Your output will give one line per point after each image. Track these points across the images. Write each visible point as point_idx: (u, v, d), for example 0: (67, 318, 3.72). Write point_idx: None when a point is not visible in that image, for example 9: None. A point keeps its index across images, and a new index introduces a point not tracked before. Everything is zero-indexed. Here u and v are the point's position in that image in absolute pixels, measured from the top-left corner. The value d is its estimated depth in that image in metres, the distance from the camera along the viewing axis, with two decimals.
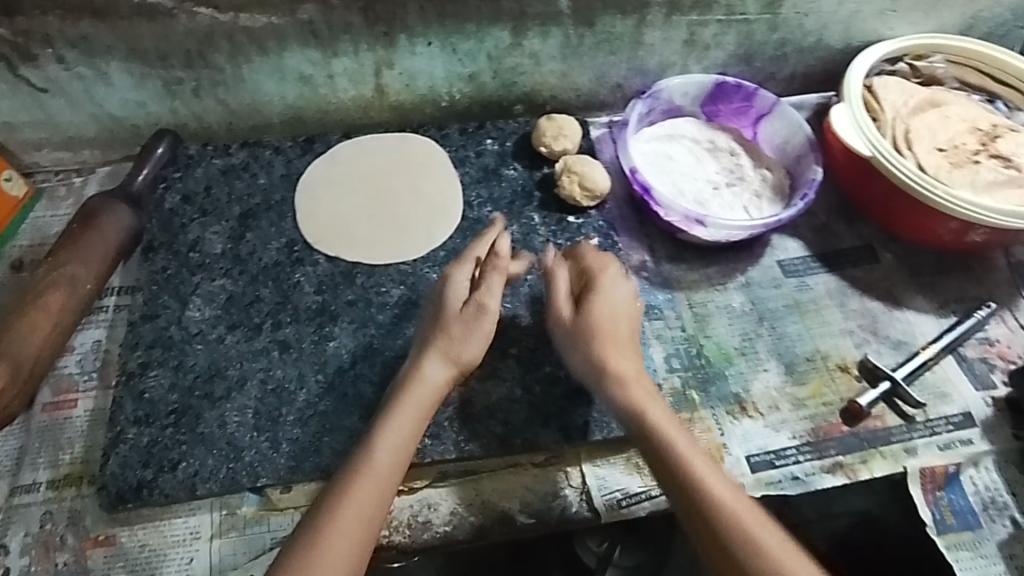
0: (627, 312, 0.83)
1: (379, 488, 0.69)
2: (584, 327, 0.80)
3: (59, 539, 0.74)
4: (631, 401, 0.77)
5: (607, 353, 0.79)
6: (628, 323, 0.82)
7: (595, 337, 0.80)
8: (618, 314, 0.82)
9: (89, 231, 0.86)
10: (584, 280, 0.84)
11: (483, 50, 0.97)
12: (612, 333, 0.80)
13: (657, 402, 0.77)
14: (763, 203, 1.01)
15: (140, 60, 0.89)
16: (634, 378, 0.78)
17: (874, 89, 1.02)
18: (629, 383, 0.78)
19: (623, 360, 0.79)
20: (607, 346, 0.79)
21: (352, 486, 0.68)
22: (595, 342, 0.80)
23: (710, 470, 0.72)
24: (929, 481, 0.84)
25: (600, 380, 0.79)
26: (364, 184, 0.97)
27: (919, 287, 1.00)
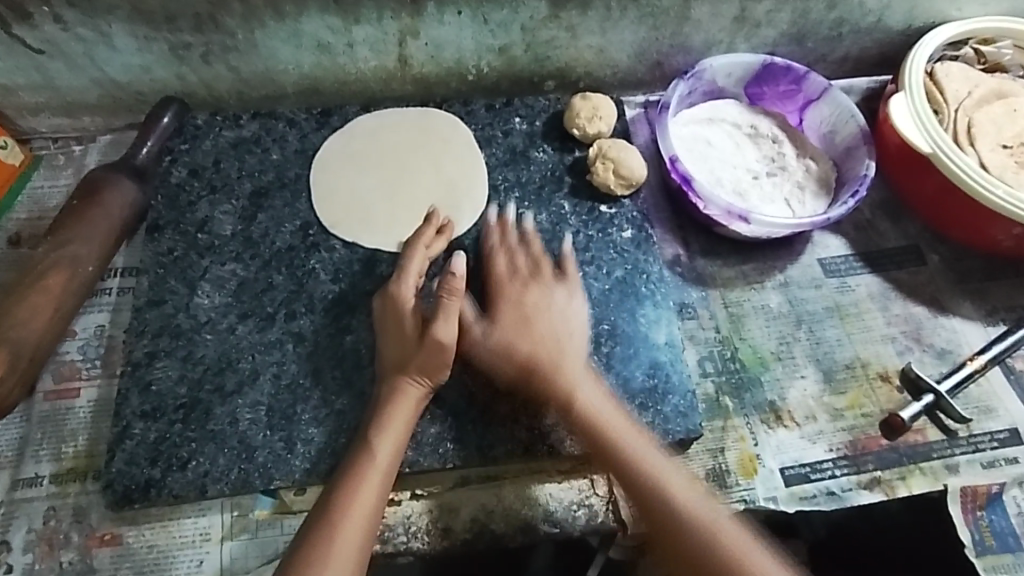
0: (563, 302, 0.81)
1: (366, 528, 0.65)
2: (506, 329, 0.78)
3: (64, 537, 0.71)
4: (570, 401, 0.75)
5: (539, 356, 0.77)
6: (562, 310, 0.80)
7: (521, 335, 0.78)
8: (551, 307, 0.80)
9: (90, 207, 0.80)
10: (513, 274, 0.82)
11: (518, 21, 0.89)
12: (543, 328, 0.78)
13: (608, 403, 0.76)
14: (807, 195, 0.95)
15: (145, 21, 0.81)
16: (576, 374, 0.77)
17: (936, 76, 0.94)
18: (564, 375, 0.76)
19: (560, 356, 0.77)
20: (545, 341, 0.78)
21: (337, 527, 0.64)
22: (522, 342, 0.78)
23: (666, 465, 0.72)
24: (969, 500, 0.81)
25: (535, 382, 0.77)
26: (365, 162, 0.90)
27: (966, 293, 0.95)
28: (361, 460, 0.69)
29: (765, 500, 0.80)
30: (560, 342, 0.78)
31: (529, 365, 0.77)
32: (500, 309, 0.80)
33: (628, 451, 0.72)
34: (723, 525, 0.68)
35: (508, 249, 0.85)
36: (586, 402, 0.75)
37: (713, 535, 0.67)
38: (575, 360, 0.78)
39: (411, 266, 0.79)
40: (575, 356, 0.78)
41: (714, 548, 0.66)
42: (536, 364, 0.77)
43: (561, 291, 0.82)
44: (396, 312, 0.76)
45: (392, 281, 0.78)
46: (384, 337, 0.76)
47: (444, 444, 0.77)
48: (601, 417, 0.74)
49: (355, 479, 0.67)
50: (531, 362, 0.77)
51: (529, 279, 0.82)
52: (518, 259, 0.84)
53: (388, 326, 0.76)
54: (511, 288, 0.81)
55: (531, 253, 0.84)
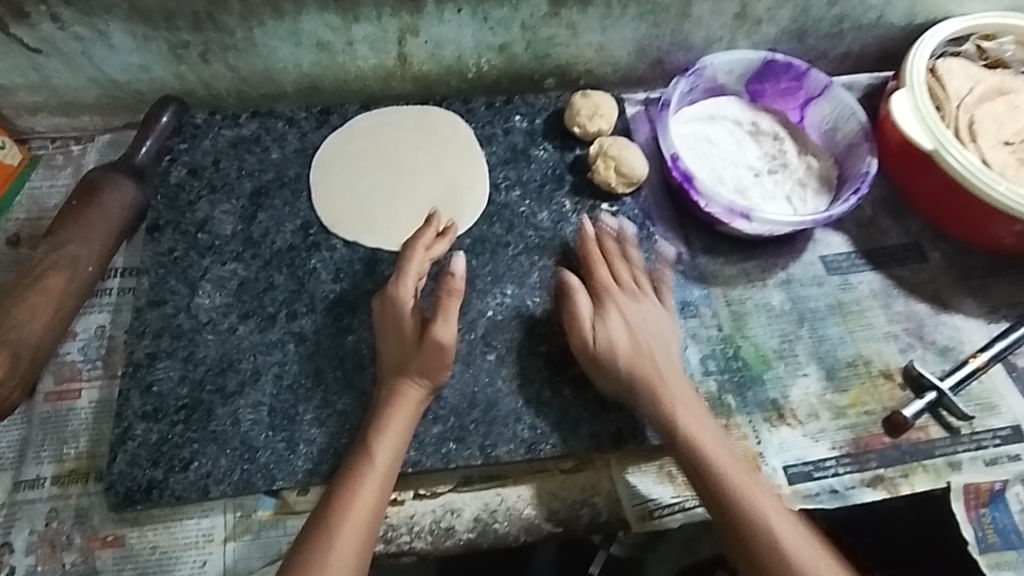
0: (662, 321, 0.81)
1: (364, 534, 0.65)
2: (615, 332, 0.78)
3: (66, 539, 0.71)
4: (667, 409, 0.74)
5: (642, 364, 0.76)
6: (659, 323, 0.80)
7: (622, 342, 0.77)
8: (650, 321, 0.80)
9: (89, 207, 0.80)
10: (620, 283, 0.82)
11: (518, 19, 0.89)
12: (646, 338, 0.78)
13: (707, 423, 0.74)
14: (808, 193, 0.94)
15: (143, 20, 0.81)
16: (675, 387, 0.76)
17: (938, 73, 0.94)
18: (668, 387, 0.75)
19: (659, 367, 0.76)
20: (647, 350, 0.77)
21: (334, 534, 0.64)
22: (625, 349, 0.77)
23: (761, 490, 0.70)
24: (972, 497, 0.81)
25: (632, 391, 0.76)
26: (365, 162, 0.90)
27: (968, 290, 0.95)
28: (359, 465, 0.68)
29: None
30: (660, 356, 0.77)
31: (629, 372, 0.76)
32: (604, 315, 0.79)
33: (722, 469, 0.71)
34: (816, 566, 0.66)
35: (616, 256, 0.84)
36: (686, 414, 0.74)
37: (805, 575, 0.65)
38: (674, 375, 0.77)
39: (409, 267, 0.78)
40: (672, 370, 0.77)
41: None
42: (638, 372, 0.76)
43: (659, 307, 0.82)
44: (395, 314, 0.76)
45: (391, 283, 0.77)
46: (383, 338, 0.76)
47: (446, 444, 0.76)
48: (697, 434, 0.73)
49: (352, 484, 0.67)
50: (633, 371, 0.76)
51: (635, 290, 0.82)
52: (625, 266, 0.84)
53: (387, 327, 0.76)
54: (620, 296, 0.81)
55: (637, 263, 0.85)
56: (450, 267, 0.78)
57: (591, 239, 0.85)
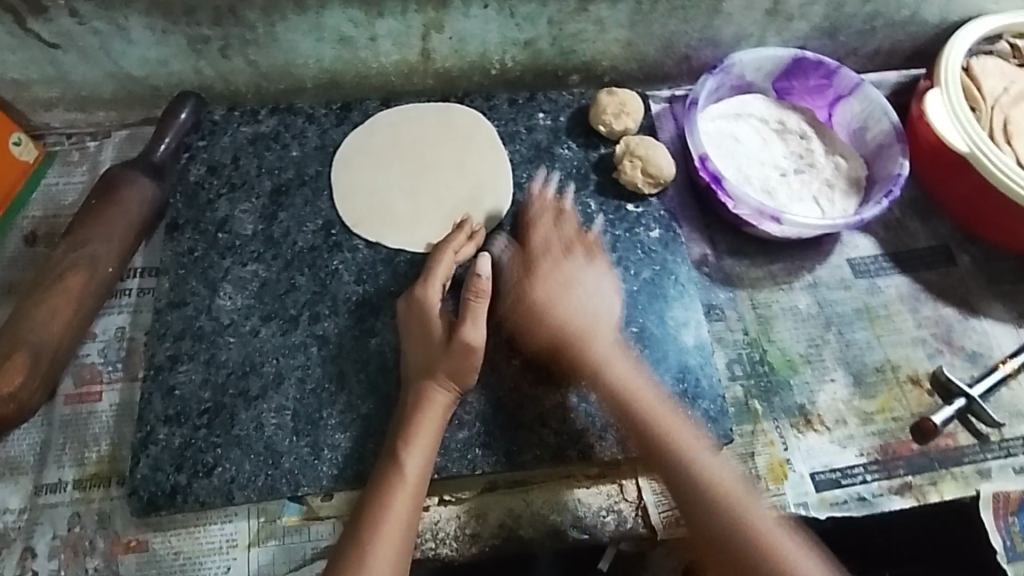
0: (594, 275, 0.81)
1: (399, 547, 0.64)
2: (546, 301, 0.79)
3: (89, 543, 0.70)
4: (594, 372, 0.76)
5: (569, 329, 0.78)
6: (592, 279, 0.81)
7: (548, 307, 0.79)
8: (581, 278, 0.81)
9: (108, 206, 0.78)
10: (551, 245, 0.83)
11: (545, 14, 0.87)
12: (578, 301, 0.79)
13: (636, 379, 0.76)
14: (837, 194, 0.92)
15: (163, 15, 0.79)
16: (598, 345, 0.77)
17: (972, 72, 0.92)
18: (593, 348, 0.77)
19: (587, 329, 0.78)
20: (570, 312, 0.79)
21: (368, 549, 0.64)
22: (562, 315, 0.79)
23: (697, 444, 0.73)
24: (1001, 506, 0.80)
25: (566, 356, 0.78)
26: (386, 159, 0.88)
27: (998, 295, 0.93)
28: (390, 477, 0.68)
29: (795, 506, 0.79)
30: (590, 319, 0.79)
31: (563, 341, 0.78)
32: (535, 279, 0.81)
33: (664, 433, 0.73)
34: (702, 511, 0.70)
35: (538, 219, 0.85)
36: (614, 377, 0.76)
37: (754, 531, 0.68)
38: (606, 338, 0.78)
39: (437, 269, 0.77)
40: (607, 330, 0.78)
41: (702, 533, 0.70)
42: (566, 338, 0.78)
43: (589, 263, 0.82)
44: (421, 317, 0.74)
45: (418, 285, 0.76)
46: (408, 342, 0.75)
47: (473, 450, 0.76)
48: (632, 394, 0.75)
49: (383, 498, 0.66)
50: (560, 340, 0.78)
51: (567, 253, 0.82)
52: (556, 230, 0.84)
53: (412, 330, 0.75)
54: (544, 261, 0.82)
55: (571, 225, 0.84)
56: (475, 269, 0.75)
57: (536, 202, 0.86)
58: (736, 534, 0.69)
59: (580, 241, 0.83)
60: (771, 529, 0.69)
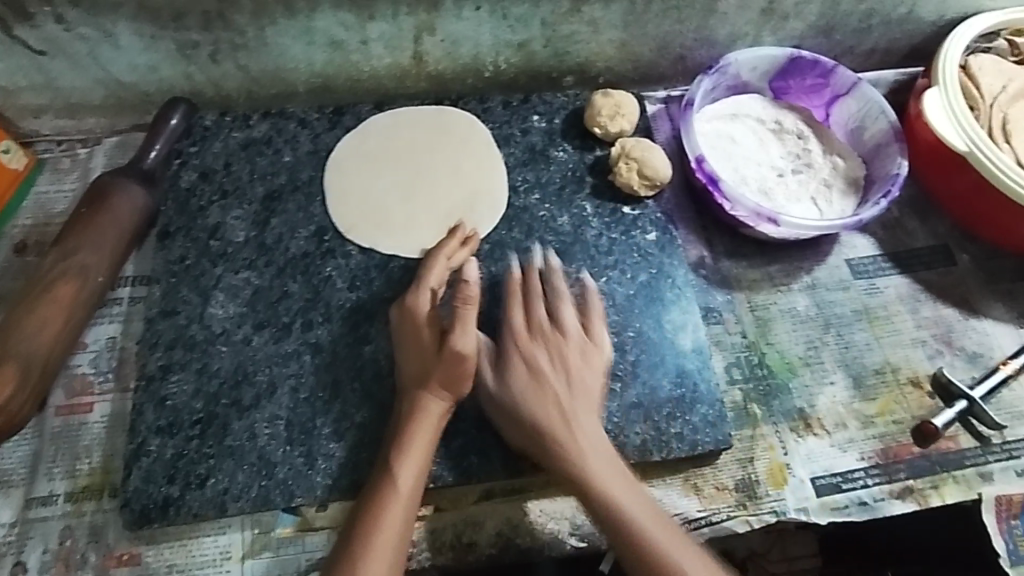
0: (580, 359, 0.76)
1: (392, 560, 0.64)
2: (517, 392, 0.74)
3: (81, 557, 0.69)
4: (568, 463, 0.71)
5: (549, 415, 0.73)
6: (581, 369, 0.75)
7: (529, 393, 0.74)
8: (580, 368, 0.75)
9: (97, 215, 0.77)
10: (536, 325, 0.77)
11: (538, 16, 0.86)
12: (563, 391, 0.74)
13: (614, 473, 0.71)
14: (834, 194, 0.92)
15: (151, 20, 0.78)
16: (581, 436, 0.72)
17: (970, 70, 0.91)
18: (573, 437, 0.72)
19: (569, 418, 0.73)
20: (552, 402, 0.73)
21: (361, 563, 0.63)
22: (535, 407, 0.73)
23: (675, 544, 0.68)
24: (1003, 509, 0.80)
25: (538, 444, 0.72)
26: (379, 165, 0.87)
27: (998, 294, 0.92)
28: (383, 489, 0.67)
29: (796, 511, 0.78)
30: (571, 405, 0.73)
31: (538, 431, 0.72)
32: (513, 364, 0.75)
33: (642, 534, 0.68)
34: None
35: (535, 297, 0.79)
36: (594, 472, 0.71)
37: None
38: (590, 428, 0.73)
39: (428, 277, 0.76)
40: (596, 426, 0.73)
41: None
42: (541, 424, 0.72)
43: (582, 351, 0.76)
44: (412, 325, 0.73)
45: (409, 292, 0.75)
46: (400, 350, 0.74)
47: (469, 458, 0.75)
48: (606, 487, 0.70)
49: (376, 510, 0.65)
50: (538, 428, 0.72)
51: (555, 333, 0.77)
52: (545, 308, 0.79)
53: (404, 338, 0.74)
54: (528, 347, 0.76)
55: (561, 303, 0.79)
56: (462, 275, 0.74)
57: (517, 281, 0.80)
58: None
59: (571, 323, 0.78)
60: None
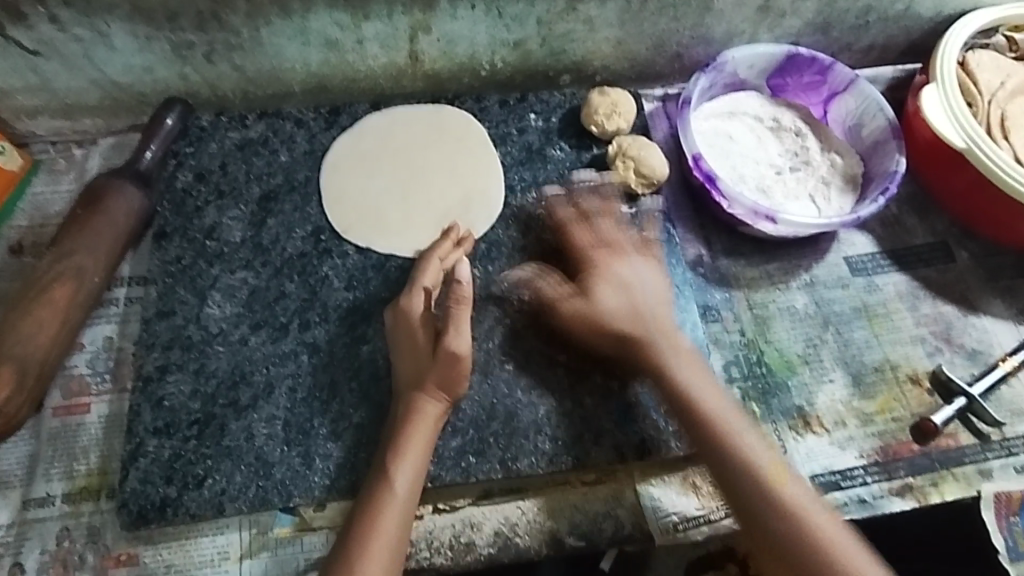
0: (644, 268, 0.80)
1: (389, 561, 0.64)
2: (598, 295, 0.77)
3: (78, 558, 0.69)
4: (652, 360, 0.75)
5: (626, 317, 0.76)
6: (649, 278, 0.79)
7: (607, 296, 0.77)
8: (639, 275, 0.79)
9: (93, 216, 0.77)
10: (598, 239, 0.81)
11: (534, 15, 0.86)
12: (640, 300, 0.77)
13: (691, 367, 0.75)
14: (832, 192, 0.91)
15: (146, 21, 0.78)
16: (659, 334, 0.76)
17: (968, 67, 0.91)
18: (651, 336, 0.76)
19: (646, 320, 0.76)
20: (630, 304, 0.77)
21: (357, 564, 0.63)
22: (619, 313, 0.76)
23: (750, 433, 0.72)
24: (1003, 506, 0.79)
25: (621, 343, 0.76)
26: (375, 165, 0.87)
27: (997, 291, 0.92)
28: (379, 490, 0.67)
29: None
30: (646, 307, 0.77)
31: (619, 331, 0.76)
32: (590, 273, 0.79)
33: (722, 423, 0.72)
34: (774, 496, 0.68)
35: (595, 214, 0.83)
36: (674, 367, 0.74)
37: (816, 528, 0.66)
38: (664, 327, 0.77)
39: (422, 278, 0.76)
40: (670, 326, 0.77)
41: (769, 526, 0.67)
42: (622, 327, 0.76)
43: (645, 261, 0.81)
44: (406, 326, 0.73)
45: (403, 294, 0.75)
46: (395, 352, 0.74)
47: (467, 457, 0.75)
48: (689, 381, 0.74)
49: (372, 512, 0.65)
50: (618, 329, 0.76)
51: (619, 245, 0.81)
52: (608, 222, 0.83)
53: (399, 340, 0.74)
54: (599, 257, 0.80)
55: (619, 219, 0.83)
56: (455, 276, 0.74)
57: (557, 206, 0.85)
58: (822, 541, 0.66)
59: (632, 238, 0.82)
60: (849, 536, 0.67)
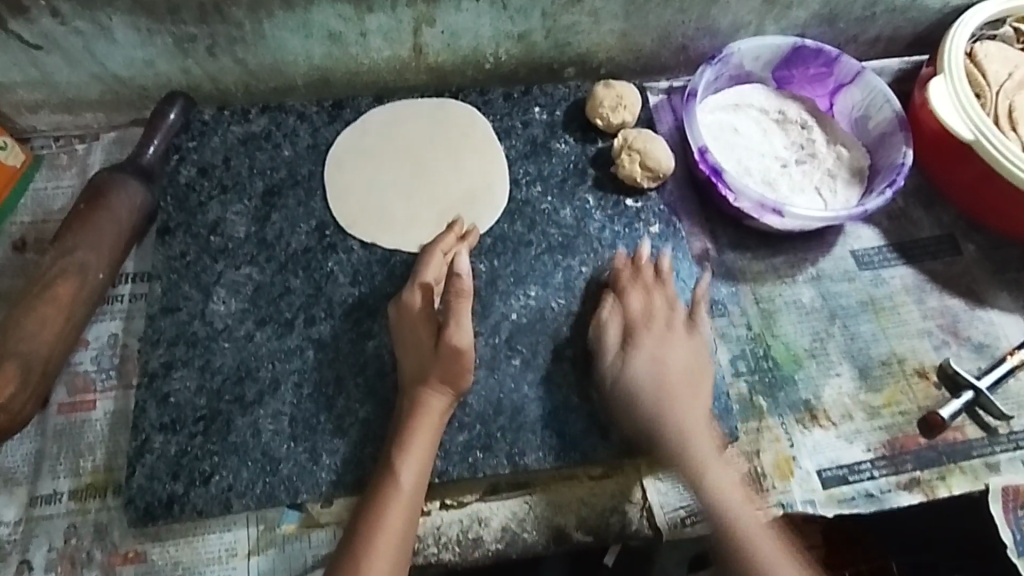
0: (690, 351, 0.78)
1: (395, 557, 0.64)
2: (640, 372, 0.75)
3: (86, 555, 0.69)
4: (684, 452, 0.73)
5: (665, 402, 0.74)
6: (692, 362, 0.77)
7: (648, 377, 0.75)
8: (680, 359, 0.77)
9: (96, 212, 0.77)
10: (647, 312, 0.79)
11: (538, 7, 0.85)
12: (672, 374, 0.76)
13: (722, 465, 0.73)
14: (838, 185, 0.91)
15: (147, 14, 0.77)
16: (696, 427, 0.74)
17: (976, 58, 0.90)
18: (688, 428, 0.74)
19: (684, 411, 0.74)
20: (669, 390, 0.75)
21: (364, 560, 0.63)
22: (650, 395, 0.75)
23: (769, 541, 0.69)
24: (1010, 499, 0.79)
25: (653, 428, 0.74)
26: (378, 160, 0.87)
27: (1003, 283, 0.92)
28: (385, 486, 0.67)
29: (802, 504, 0.78)
30: (685, 395, 0.75)
31: (655, 417, 0.74)
32: (632, 349, 0.77)
33: (745, 526, 0.70)
34: None
35: (646, 284, 0.81)
36: (706, 463, 0.72)
37: None
38: (700, 420, 0.74)
39: (424, 272, 0.75)
40: (705, 419, 0.75)
41: None
42: (662, 412, 0.74)
43: (693, 344, 0.78)
44: (409, 321, 0.73)
45: (404, 288, 0.75)
46: (399, 347, 0.74)
47: (474, 453, 0.75)
48: (717, 480, 0.72)
49: (378, 508, 0.65)
50: (656, 414, 0.74)
51: (667, 322, 0.79)
52: (658, 295, 0.80)
53: (401, 334, 0.73)
54: (646, 335, 0.77)
55: (670, 294, 0.81)
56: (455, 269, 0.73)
57: (624, 269, 0.82)
58: None
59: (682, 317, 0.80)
60: None
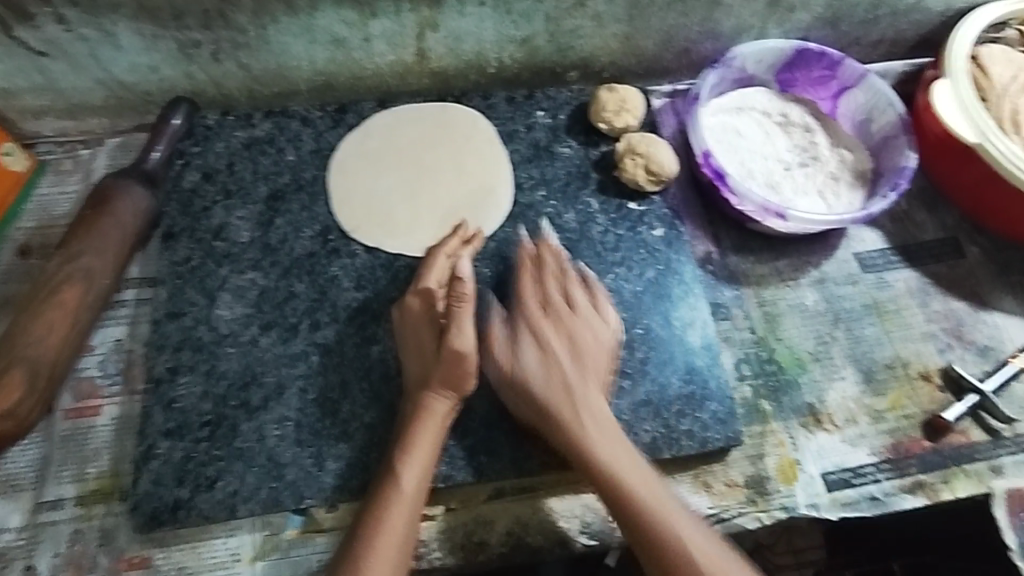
0: (589, 334, 0.76)
1: (396, 560, 0.64)
2: (528, 365, 0.74)
3: (92, 560, 0.69)
4: (575, 443, 0.71)
5: (553, 393, 0.73)
6: (586, 347, 0.76)
7: (536, 366, 0.74)
8: (570, 345, 0.75)
9: (101, 217, 0.77)
10: (537, 301, 0.78)
11: (541, 11, 0.85)
12: (560, 362, 0.74)
13: (618, 449, 0.71)
14: (841, 188, 0.91)
15: (151, 19, 0.77)
16: (589, 414, 0.72)
17: (980, 60, 0.90)
18: (580, 415, 0.72)
19: (574, 398, 0.73)
20: (557, 380, 0.73)
21: (365, 562, 0.63)
22: (537, 383, 0.74)
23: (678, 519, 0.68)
24: (1015, 503, 0.79)
25: (542, 418, 0.73)
26: (381, 164, 0.87)
27: (1008, 286, 0.92)
28: (387, 489, 0.67)
29: (806, 507, 0.77)
30: (576, 383, 0.73)
31: (543, 410, 0.73)
32: (519, 341, 0.76)
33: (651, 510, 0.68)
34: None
35: (545, 271, 0.80)
36: (598, 449, 0.71)
37: None
38: (595, 405, 0.73)
39: (428, 275, 0.75)
40: (598, 404, 0.73)
41: None
42: (548, 403, 0.73)
43: (587, 327, 0.77)
44: (413, 324, 0.73)
45: (408, 292, 0.75)
46: (403, 350, 0.74)
47: (478, 457, 0.75)
48: (617, 466, 0.70)
49: (379, 510, 0.65)
50: (545, 405, 0.73)
51: (558, 308, 0.78)
52: (552, 282, 0.79)
53: (405, 337, 0.74)
54: (536, 326, 0.77)
55: (568, 280, 0.79)
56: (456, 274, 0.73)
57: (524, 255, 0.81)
58: None
59: (576, 300, 0.78)
60: None
